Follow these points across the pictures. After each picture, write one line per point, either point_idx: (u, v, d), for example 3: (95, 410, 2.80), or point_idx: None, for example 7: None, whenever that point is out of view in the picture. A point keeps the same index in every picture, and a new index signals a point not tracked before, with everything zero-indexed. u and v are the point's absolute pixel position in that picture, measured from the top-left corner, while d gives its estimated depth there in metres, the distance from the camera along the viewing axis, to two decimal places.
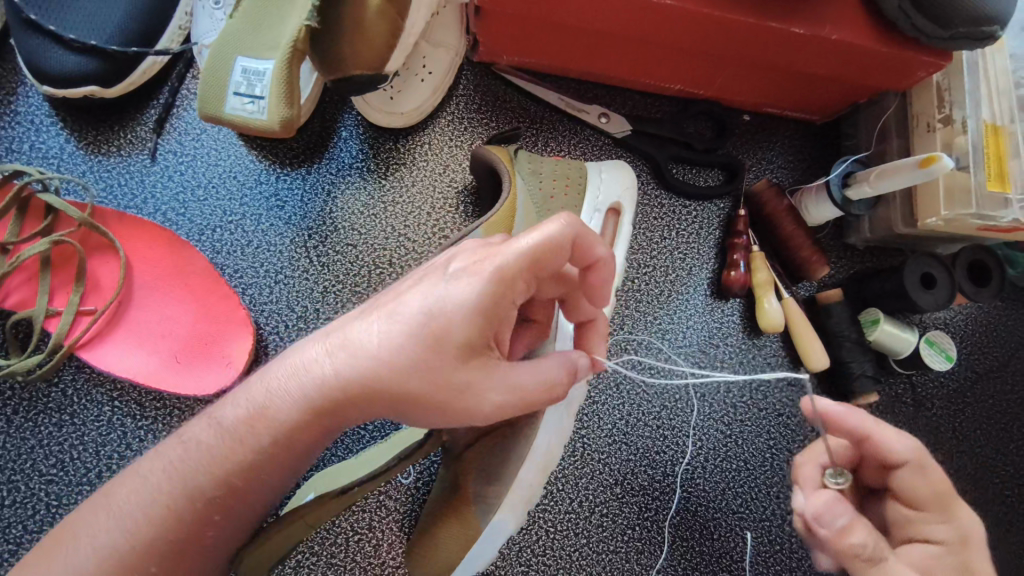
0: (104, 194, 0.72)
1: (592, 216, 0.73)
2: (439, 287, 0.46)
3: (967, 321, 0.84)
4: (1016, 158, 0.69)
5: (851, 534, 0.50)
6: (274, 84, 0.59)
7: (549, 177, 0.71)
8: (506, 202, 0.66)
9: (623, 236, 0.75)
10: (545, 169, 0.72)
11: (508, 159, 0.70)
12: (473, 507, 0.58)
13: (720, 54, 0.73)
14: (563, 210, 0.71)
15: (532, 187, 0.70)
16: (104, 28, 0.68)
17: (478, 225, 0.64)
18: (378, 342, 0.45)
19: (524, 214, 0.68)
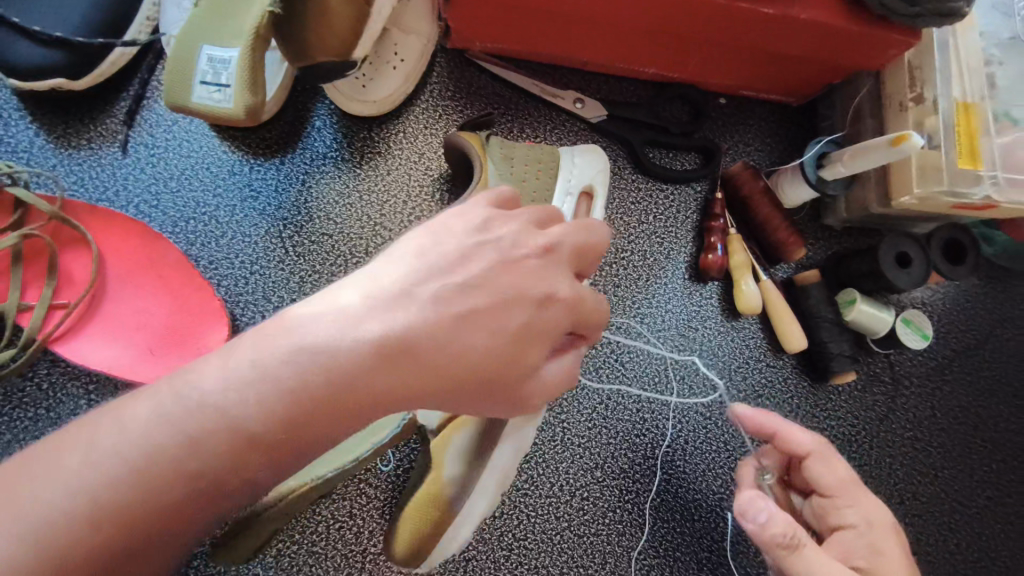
0: (75, 187, 0.72)
1: (565, 201, 0.73)
2: (519, 296, 0.47)
3: (945, 299, 0.85)
4: (986, 135, 0.70)
5: (772, 525, 0.54)
6: (239, 72, 0.58)
7: (521, 163, 0.71)
8: (479, 182, 0.66)
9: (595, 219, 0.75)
10: (518, 153, 0.72)
11: (480, 145, 0.70)
12: (444, 493, 0.60)
13: (692, 37, 0.73)
14: (535, 194, 0.71)
15: (504, 172, 0.70)
16: (69, 19, 0.67)
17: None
18: (445, 339, 0.43)
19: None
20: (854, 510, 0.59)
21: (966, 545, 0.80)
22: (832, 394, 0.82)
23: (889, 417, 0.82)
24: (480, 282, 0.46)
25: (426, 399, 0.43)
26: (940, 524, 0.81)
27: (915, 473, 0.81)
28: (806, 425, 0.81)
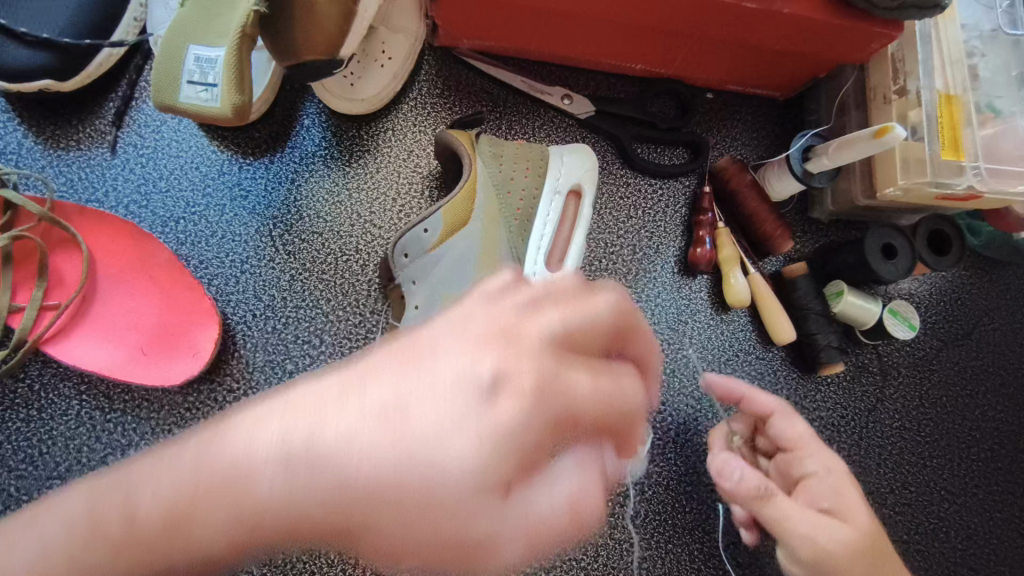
0: (64, 189, 0.72)
1: (553, 199, 0.73)
2: (477, 391, 0.40)
3: (932, 290, 0.86)
4: (968, 127, 0.70)
5: (746, 480, 0.57)
6: (226, 71, 0.59)
7: (510, 161, 0.72)
8: (464, 186, 0.68)
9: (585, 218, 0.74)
10: (507, 152, 0.72)
11: (471, 143, 0.71)
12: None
13: (677, 32, 0.73)
14: (523, 192, 0.73)
15: (492, 171, 0.71)
16: (56, 21, 0.67)
17: (436, 211, 0.67)
18: (390, 455, 0.38)
19: (485, 202, 0.70)
20: (815, 460, 0.62)
21: (954, 533, 0.81)
22: (821, 385, 0.83)
23: (877, 408, 0.83)
24: (448, 375, 0.41)
25: (359, 534, 0.39)
26: (929, 512, 0.81)
27: (903, 462, 0.82)
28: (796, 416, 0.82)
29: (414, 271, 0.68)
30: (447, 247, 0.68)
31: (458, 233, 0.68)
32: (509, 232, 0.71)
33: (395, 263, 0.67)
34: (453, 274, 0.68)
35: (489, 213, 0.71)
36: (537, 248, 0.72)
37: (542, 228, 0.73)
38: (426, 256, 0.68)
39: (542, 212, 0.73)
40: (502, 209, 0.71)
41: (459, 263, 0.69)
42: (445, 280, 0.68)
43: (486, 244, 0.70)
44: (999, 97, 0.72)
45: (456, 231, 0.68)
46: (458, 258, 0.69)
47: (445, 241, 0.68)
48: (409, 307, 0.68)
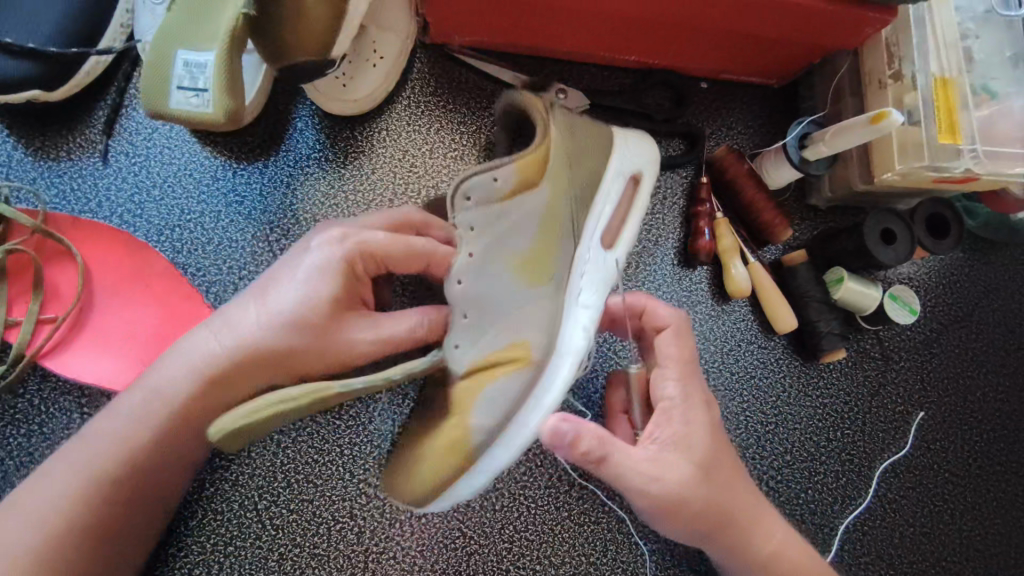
0: (56, 201, 0.71)
1: (613, 180, 0.71)
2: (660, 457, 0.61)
3: (931, 273, 0.85)
4: (964, 109, 0.70)
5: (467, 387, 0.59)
6: (216, 76, 0.58)
7: (580, 133, 0.70)
8: (537, 147, 0.65)
9: (639, 206, 0.74)
10: (581, 127, 0.70)
11: (546, 108, 0.68)
12: (471, 440, 0.57)
13: (671, 22, 0.73)
14: (590, 165, 0.70)
15: (562, 138, 0.68)
16: (42, 31, 0.66)
17: (508, 162, 0.64)
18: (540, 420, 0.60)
19: (552, 172, 0.67)
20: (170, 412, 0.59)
21: (959, 514, 0.82)
22: (824, 371, 0.83)
23: (880, 392, 0.83)
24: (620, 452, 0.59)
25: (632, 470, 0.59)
26: (933, 495, 0.82)
27: (906, 446, 0.83)
28: (799, 404, 0.82)
29: (478, 220, 0.64)
30: (515, 201, 0.65)
31: (528, 190, 0.66)
32: (573, 205, 0.69)
33: (454, 205, 0.64)
34: (517, 234, 0.65)
35: (556, 181, 0.67)
36: (593, 228, 0.69)
37: (602, 207, 0.70)
38: (495, 207, 0.64)
39: (606, 189, 0.71)
40: (573, 180, 0.69)
41: (522, 220, 0.65)
42: (509, 238, 0.65)
43: (553, 213, 0.67)
44: (995, 78, 0.72)
45: (527, 187, 0.66)
46: (527, 214, 0.66)
47: (515, 197, 0.65)
48: (462, 252, 0.64)
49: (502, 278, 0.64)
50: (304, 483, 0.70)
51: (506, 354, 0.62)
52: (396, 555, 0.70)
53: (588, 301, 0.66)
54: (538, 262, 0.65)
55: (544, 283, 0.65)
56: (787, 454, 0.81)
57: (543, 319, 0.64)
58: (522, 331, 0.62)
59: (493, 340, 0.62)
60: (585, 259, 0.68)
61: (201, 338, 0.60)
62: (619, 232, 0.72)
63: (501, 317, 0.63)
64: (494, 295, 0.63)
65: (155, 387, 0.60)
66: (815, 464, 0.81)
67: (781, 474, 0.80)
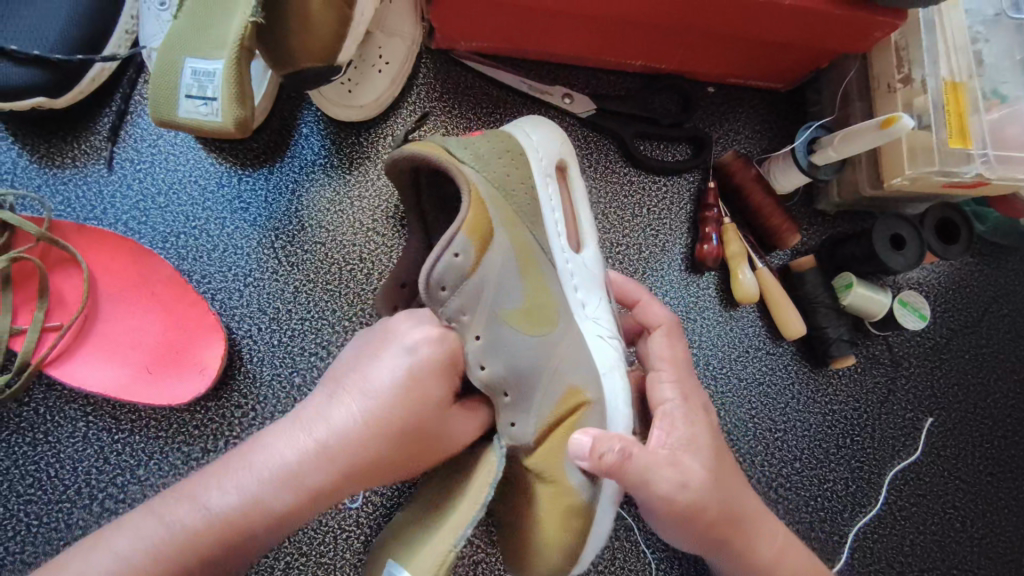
0: (61, 208, 0.71)
1: (545, 183, 0.66)
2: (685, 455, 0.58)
3: (940, 278, 0.85)
4: (975, 113, 0.69)
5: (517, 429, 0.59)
6: (225, 85, 0.58)
7: (491, 157, 0.63)
8: (470, 202, 0.58)
9: (578, 196, 0.69)
10: (486, 152, 0.63)
11: (439, 150, 0.60)
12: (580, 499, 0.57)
13: (678, 26, 0.72)
14: (523, 182, 0.64)
15: (485, 166, 0.61)
16: (47, 37, 0.66)
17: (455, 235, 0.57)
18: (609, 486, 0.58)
19: (493, 214, 0.60)
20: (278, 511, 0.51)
21: (970, 521, 0.81)
22: (833, 377, 0.82)
23: (890, 399, 0.83)
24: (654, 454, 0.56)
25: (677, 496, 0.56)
26: (943, 502, 0.81)
27: (916, 453, 0.82)
28: (809, 411, 0.81)
29: (461, 300, 0.59)
30: (483, 265, 0.60)
31: (488, 250, 0.60)
32: (530, 226, 0.63)
33: (432, 298, 0.59)
34: (501, 292, 0.60)
35: (506, 217, 0.61)
36: (557, 235, 0.65)
37: (551, 218, 0.66)
38: (468, 283, 0.59)
39: (546, 201, 0.65)
40: (515, 204, 0.63)
41: (502, 277, 0.60)
42: (495, 302, 0.60)
43: (521, 247, 0.62)
44: (1005, 82, 0.71)
45: (485, 247, 0.59)
46: (500, 272, 0.60)
47: (479, 261, 0.59)
48: (468, 337, 0.60)
49: (518, 344, 0.60)
50: None
51: (563, 404, 0.60)
52: None
53: (596, 307, 0.65)
54: (533, 306, 0.61)
55: (554, 327, 0.62)
56: (797, 462, 0.80)
57: (580, 354, 0.62)
58: (566, 377, 0.60)
59: (546, 400, 0.60)
60: (568, 269, 0.65)
61: (301, 437, 0.53)
62: (580, 225, 0.68)
63: (540, 376, 0.60)
64: (523, 364, 0.60)
65: (238, 484, 0.51)
66: (825, 472, 0.81)
67: (791, 481, 0.80)
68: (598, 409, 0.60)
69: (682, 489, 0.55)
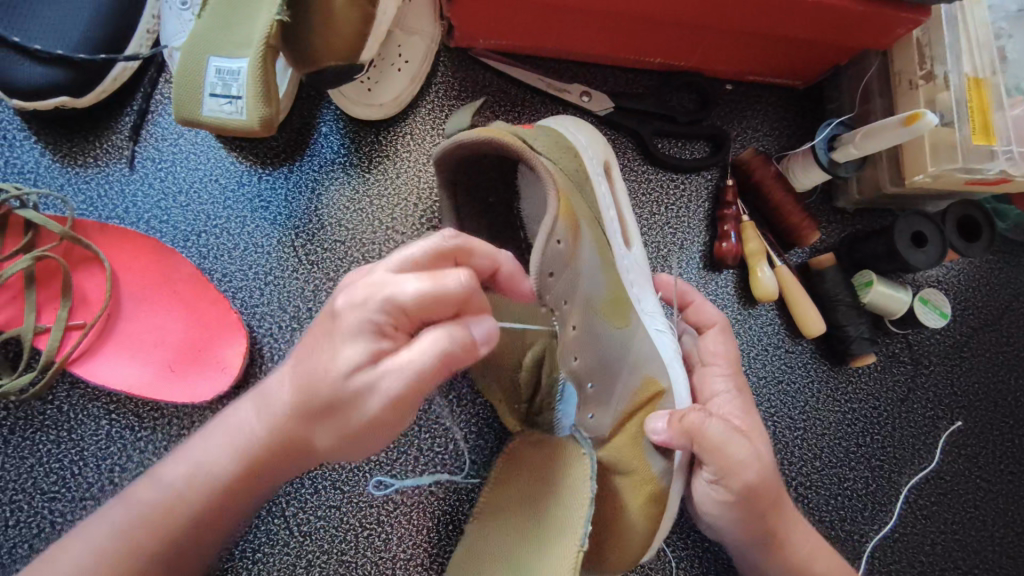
0: (84, 207, 0.71)
1: (599, 181, 0.67)
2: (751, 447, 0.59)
3: (960, 276, 0.84)
4: (999, 110, 0.69)
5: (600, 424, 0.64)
6: (250, 83, 0.58)
7: (563, 152, 0.64)
8: (564, 194, 0.58)
9: (622, 197, 0.71)
10: (551, 146, 0.63)
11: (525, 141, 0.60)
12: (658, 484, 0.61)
13: (698, 23, 0.72)
14: (585, 178, 0.65)
15: (558, 163, 0.62)
16: (70, 37, 0.66)
17: (559, 220, 0.57)
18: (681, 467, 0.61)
19: (579, 208, 0.61)
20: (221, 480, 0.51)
21: (991, 521, 0.81)
22: (852, 376, 0.82)
23: (910, 398, 0.82)
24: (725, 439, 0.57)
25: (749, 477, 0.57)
26: (964, 501, 0.81)
27: (937, 452, 0.81)
28: (828, 409, 0.81)
29: (563, 288, 0.60)
30: (579, 253, 0.60)
31: (579, 240, 0.60)
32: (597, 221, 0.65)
33: (541, 286, 0.58)
34: (588, 281, 0.62)
35: (583, 211, 0.62)
36: (615, 232, 0.67)
37: (608, 216, 0.67)
38: (568, 267, 0.59)
39: (604, 196, 0.67)
40: (583, 200, 0.64)
41: (592, 266, 0.62)
42: (584, 291, 0.62)
43: (597, 241, 0.63)
44: None
45: (578, 236, 0.60)
46: (589, 262, 0.62)
47: (575, 248, 0.60)
48: (566, 328, 0.61)
49: (604, 334, 0.63)
50: (330, 491, 0.70)
51: (641, 393, 0.63)
52: (423, 562, 0.70)
53: (651, 303, 0.68)
54: (611, 299, 0.64)
55: (630, 319, 0.65)
56: (817, 460, 0.80)
57: (656, 348, 0.64)
58: (646, 369, 0.63)
59: (626, 387, 0.64)
60: (627, 268, 0.67)
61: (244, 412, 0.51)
62: (628, 226, 0.70)
63: (620, 366, 0.64)
64: (608, 354, 0.63)
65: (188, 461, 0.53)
66: (845, 470, 0.80)
67: (810, 480, 0.80)
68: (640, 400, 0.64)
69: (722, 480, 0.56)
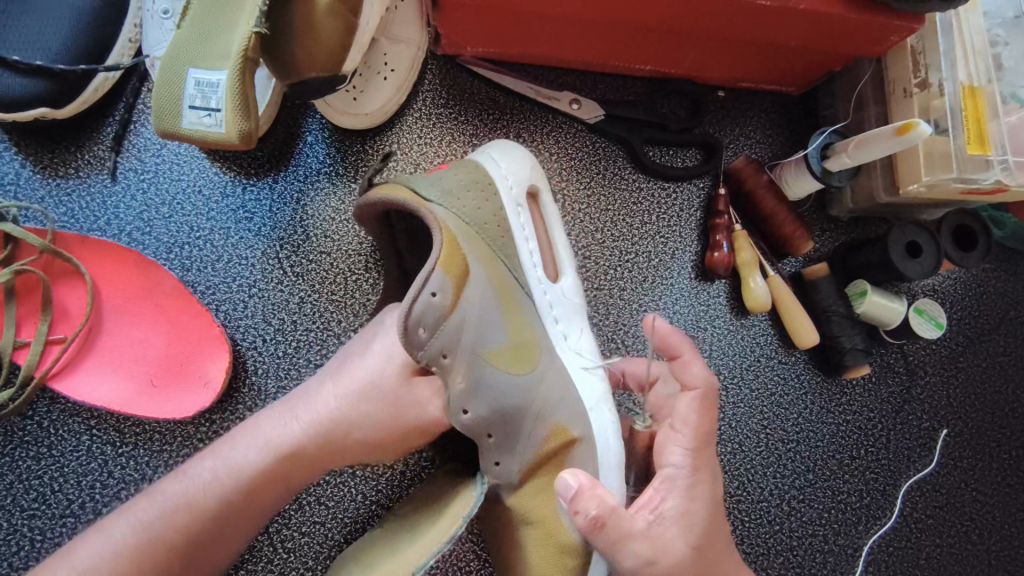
0: (65, 219, 0.70)
1: (517, 212, 0.65)
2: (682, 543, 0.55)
3: (956, 286, 0.83)
4: (994, 119, 0.67)
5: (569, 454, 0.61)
6: (229, 97, 0.57)
7: (460, 192, 0.62)
8: (445, 240, 0.57)
9: (550, 219, 0.69)
10: (454, 186, 0.62)
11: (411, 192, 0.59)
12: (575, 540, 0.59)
13: (688, 31, 0.70)
14: (495, 215, 0.63)
15: (451, 207, 0.60)
16: (49, 47, 0.65)
17: (431, 271, 0.56)
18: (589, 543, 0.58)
19: (466, 250, 0.59)
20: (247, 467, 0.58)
21: (987, 534, 0.80)
22: (846, 387, 0.81)
23: (905, 409, 0.81)
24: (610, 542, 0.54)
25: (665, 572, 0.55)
26: (960, 514, 0.80)
27: (932, 463, 0.80)
28: (822, 421, 0.80)
29: (442, 343, 0.58)
30: (463, 304, 0.58)
31: (466, 286, 0.58)
32: (507, 260, 0.63)
33: (412, 343, 0.56)
34: (481, 330, 0.59)
35: (482, 253, 0.61)
36: (534, 265, 0.65)
37: (525, 249, 0.65)
38: (446, 321, 0.57)
39: (518, 226, 0.65)
40: (491, 241, 0.62)
41: (483, 316, 0.59)
42: (477, 339, 0.59)
43: (499, 282, 0.61)
44: None
45: (463, 285, 0.58)
46: (477, 308, 0.59)
47: (458, 300, 0.58)
48: (450, 380, 0.58)
49: (501, 384, 0.59)
50: (315, 507, 0.69)
51: (551, 442, 0.60)
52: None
53: (579, 338, 0.66)
54: (512, 344, 0.60)
55: (537, 363, 0.61)
56: (809, 473, 0.79)
57: (569, 391, 0.62)
58: (552, 417, 0.60)
59: (530, 440, 0.60)
60: (546, 302, 0.65)
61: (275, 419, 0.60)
62: (557, 252, 0.68)
63: (521, 418, 0.60)
64: (510, 405, 0.59)
65: (218, 464, 0.58)
66: (838, 483, 0.79)
67: (802, 493, 0.78)
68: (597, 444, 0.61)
69: (643, 571, 0.53)
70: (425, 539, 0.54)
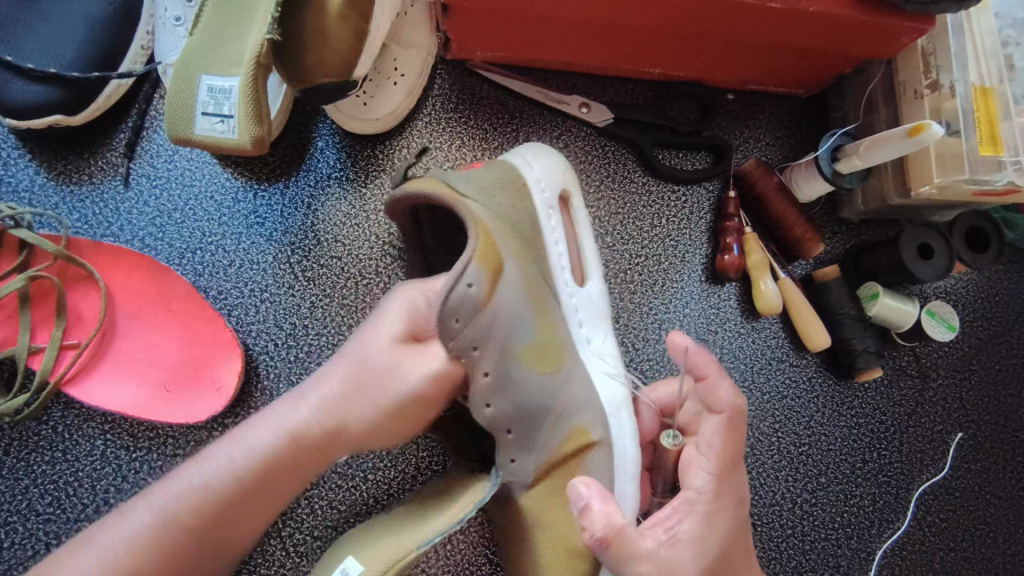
0: (79, 225, 0.71)
1: (548, 215, 0.65)
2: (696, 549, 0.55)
3: (969, 288, 0.82)
4: (1006, 119, 0.67)
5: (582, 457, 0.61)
6: (242, 102, 0.58)
7: (495, 191, 0.62)
8: (479, 234, 0.57)
9: (581, 224, 0.69)
10: (488, 185, 0.61)
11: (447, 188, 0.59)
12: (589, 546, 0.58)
13: (696, 34, 0.70)
14: (526, 217, 0.63)
15: (488, 207, 0.60)
16: (64, 55, 0.66)
17: (467, 262, 0.56)
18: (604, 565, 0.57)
19: (502, 247, 0.59)
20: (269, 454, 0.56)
21: (1002, 538, 0.79)
22: (858, 390, 0.80)
23: (918, 411, 0.81)
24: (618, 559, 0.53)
25: None
26: (974, 518, 0.79)
27: (946, 467, 0.80)
28: (835, 425, 0.79)
29: (473, 335, 0.57)
30: (497, 299, 0.58)
31: (501, 281, 0.58)
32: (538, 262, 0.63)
33: (444, 329, 0.57)
34: (513, 327, 0.59)
35: (516, 252, 0.60)
36: (562, 268, 0.65)
37: (555, 252, 0.65)
38: (481, 315, 0.57)
39: (549, 229, 0.65)
40: (523, 241, 0.62)
41: (516, 313, 0.58)
42: (508, 335, 0.58)
43: (531, 282, 0.60)
44: None
45: (498, 279, 0.58)
46: (511, 305, 0.58)
47: (492, 294, 0.57)
48: (476, 372, 0.58)
49: (528, 382, 0.59)
50: (327, 511, 0.69)
51: (569, 444, 0.61)
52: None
53: (602, 343, 0.66)
54: (542, 345, 0.60)
55: (561, 366, 0.61)
56: (822, 477, 0.79)
57: (589, 395, 0.62)
58: (573, 418, 0.60)
59: (550, 441, 0.60)
60: (572, 305, 0.65)
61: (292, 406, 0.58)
62: (585, 255, 0.68)
63: (545, 418, 0.60)
64: (531, 405, 0.59)
65: (231, 454, 0.56)
66: (852, 487, 0.79)
67: (815, 496, 0.78)
68: (610, 448, 0.61)
69: None
70: (428, 528, 0.54)
